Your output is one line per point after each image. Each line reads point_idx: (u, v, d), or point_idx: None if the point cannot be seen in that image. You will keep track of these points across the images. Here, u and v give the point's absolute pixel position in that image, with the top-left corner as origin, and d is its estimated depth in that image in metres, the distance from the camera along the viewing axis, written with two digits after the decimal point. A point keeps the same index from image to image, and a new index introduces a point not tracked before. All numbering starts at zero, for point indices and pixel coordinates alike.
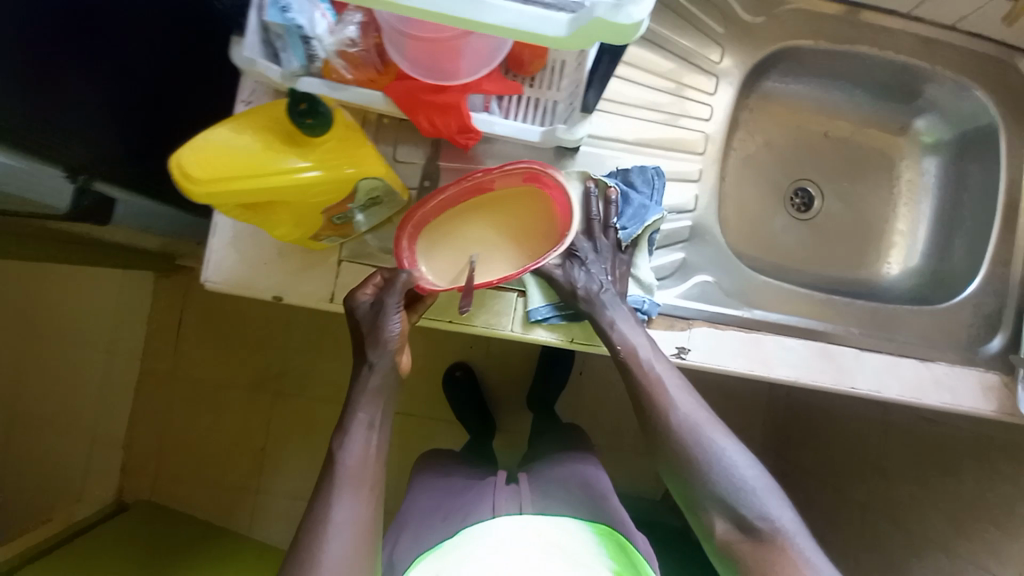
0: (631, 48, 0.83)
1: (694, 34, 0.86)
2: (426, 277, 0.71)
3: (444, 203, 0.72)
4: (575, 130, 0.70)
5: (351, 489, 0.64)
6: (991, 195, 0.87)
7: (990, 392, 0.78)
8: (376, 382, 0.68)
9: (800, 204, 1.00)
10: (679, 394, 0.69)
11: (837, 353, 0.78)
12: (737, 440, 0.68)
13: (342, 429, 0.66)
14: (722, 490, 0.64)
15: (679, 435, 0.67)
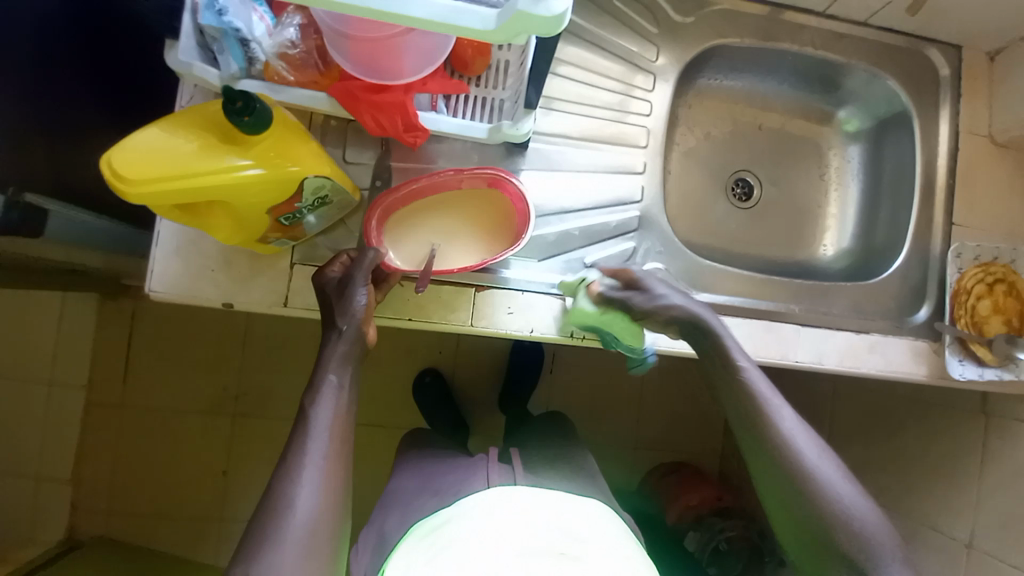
0: (571, 49, 0.86)
1: (630, 34, 0.90)
2: (392, 259, 0.72)
3: (417, 191, 0.74)
4: (520, 126, 0.71)
5: (324, 440, 0.60)
6: (909, 176, 0.94)
7: (918, 356, 0.87)
8: (347, 345, 0.66)
9: (742, 193, 1.05)
10: (792, 422, 0.66)
11: (781, 329, 0.84)
12: (852, 478, 0.64)
13: (314, 386, 0.64)
14: (845, 535, 0.60)
15: (802, 468, 0.63)
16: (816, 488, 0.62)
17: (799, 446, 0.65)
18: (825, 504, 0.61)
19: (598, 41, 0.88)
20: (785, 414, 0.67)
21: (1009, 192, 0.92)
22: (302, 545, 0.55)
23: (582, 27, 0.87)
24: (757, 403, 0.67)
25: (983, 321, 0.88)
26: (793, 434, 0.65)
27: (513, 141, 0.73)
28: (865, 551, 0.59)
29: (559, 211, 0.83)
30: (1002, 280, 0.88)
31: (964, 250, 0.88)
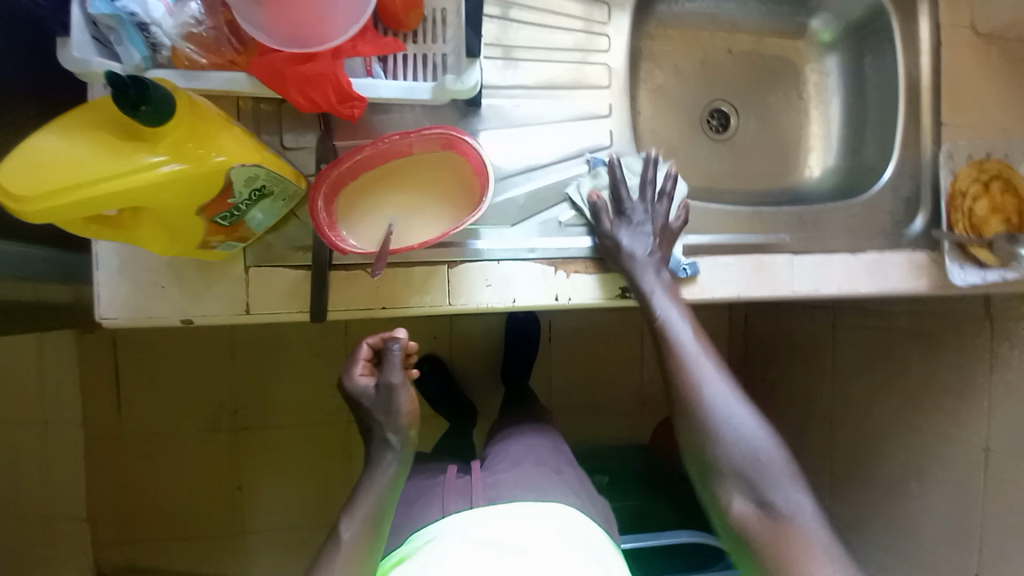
0: None
1: None
2: (351, 241, 0.67)
3: (364, 162, 0.67)
4: (466, 78, 0.64)
5: (360, 522, 0.68)
6: (891, 81, 0.89)
7: (917, 269, 0.83)
8: (391, 453, 0.72)
9: (717, 125, 1.00)
10: (714, 379, 0.70)
11: (775, 261, 0.81)
12: (763, 421, 0.68)
13: (361, 484, 0.71)
14: (743, 464, 0.65)
15: (696, 377, 0.70)
16: (720, 432, 0.66)
17: (714, 398, 0.68)
18: (741, 455, 0.65)
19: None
20: (705, 367, 0.71)
21: (997, 83, 0.86)
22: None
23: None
24: (680, 353, 0.72)
25: (983, 222, 0.84)
26: (709, 385, 0.69)
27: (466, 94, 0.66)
28: (760, 489, 0.63)
29: (524, 169, 0.78)
30: (997, 176, 0.85)
31: (957, 152, 0.84)
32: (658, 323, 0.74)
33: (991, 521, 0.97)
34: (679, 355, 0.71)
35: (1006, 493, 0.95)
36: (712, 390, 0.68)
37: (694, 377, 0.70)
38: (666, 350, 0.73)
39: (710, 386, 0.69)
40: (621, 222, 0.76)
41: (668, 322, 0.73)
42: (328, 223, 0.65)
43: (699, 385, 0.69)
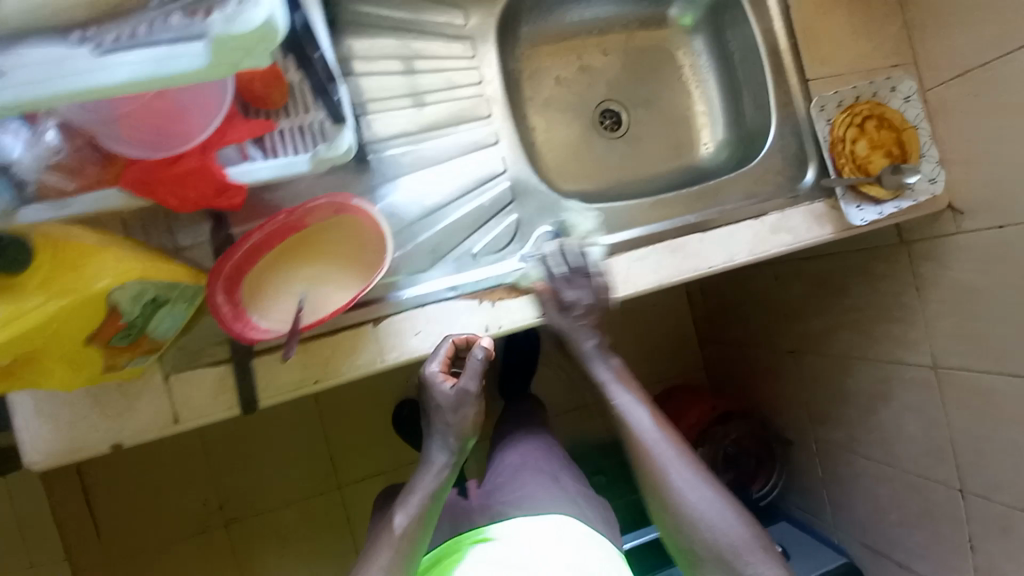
0: (375, 44, 0.81)
1: (429, 6, 0.84)
2: (260, 326, 0.66)
3: (259, 244, 0.68)
4: (338, 142, 0.64)
5: (416, 510, 0.72)
6: (754, 50, 0.94)
7: (820, 217, 0.88)
8: (447, 457, 0.77)
9: (610, 124, 1.04)
10: (675, 465, 0.75)
11: (687, 242, 0.84)
12: (725, 500, 0.73)
13: (415, 481, 0.75)
14: (714, 547, 0.70)
15: (655, 462, 0.76)
16: (693, 520, 0.71)
17: (678, 482, 0.74)
18: (711, 536, 0.70)
19: (402, 27, 0.83)
20: (670, 454, 0.76)
21: (849, 30, 0.92)
22: None
23: (378, 19, 0.81)
24: (647, 446, 0.77)
25: (867, 161, 0.89)
26: (675, 471, 0.74)
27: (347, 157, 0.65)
28: (736, 566, 0.68)
29: (425, 211, 0.79)
30: (870, 115, 0.90)
31: (827, 102, 0.89)
32: (621, 418, 0.80)
33: (960, 429, 1.01)
34: (642, 443, 0.77)
35: (964, 401, 0.99)
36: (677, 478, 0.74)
37: (658, 466, 0.75)
38: (630, 442, 0.78)
39: (675, 474, 0.74)
40: (566, 310, 0.79)
41: (627, 414, 0.80)
42: (232, 314, 0.65)
43: (665, 476, 0.74)
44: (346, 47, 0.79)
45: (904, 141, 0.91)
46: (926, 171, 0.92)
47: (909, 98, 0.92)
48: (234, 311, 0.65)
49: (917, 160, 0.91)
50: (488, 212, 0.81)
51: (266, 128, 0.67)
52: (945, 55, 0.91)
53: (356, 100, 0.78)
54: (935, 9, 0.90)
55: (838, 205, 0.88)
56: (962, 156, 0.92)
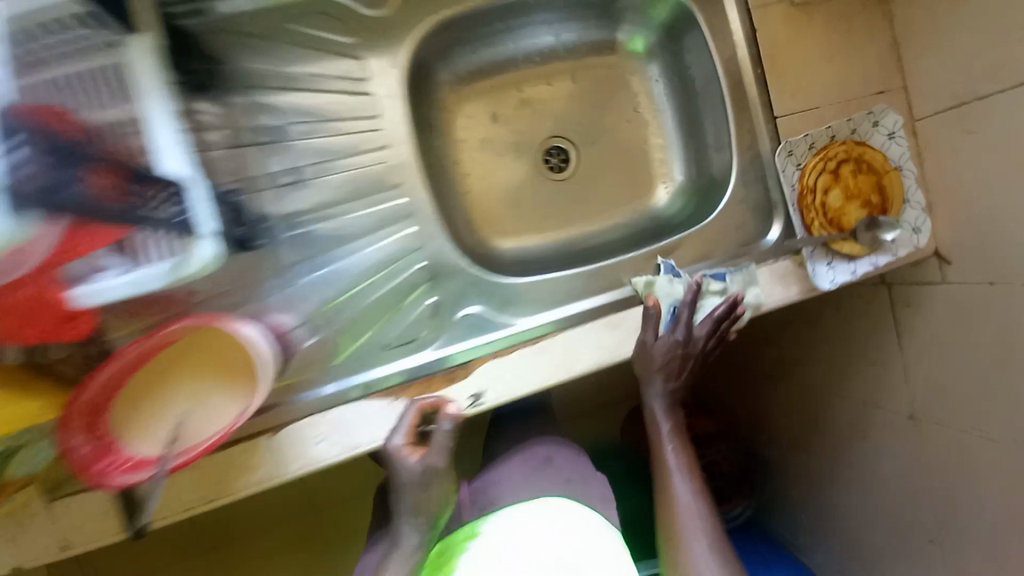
0: (261, 111, 0.72)
1: (321, 58, 0.73)
2: (131, 457, 0.61)
3: (125, 368, 0.62)
4: (191, 260, 0.57)
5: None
6: (714, 81, 0.81)
7: (784, 279, 0.78)
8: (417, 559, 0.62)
9: (556, 164, 0.92)
10: (694, 527, 0.70)
11: (630, 316, 0.74)
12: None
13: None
14: None
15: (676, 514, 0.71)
16: None
17: (693, 546, 0.69)
18: None
19: (294, 86, 0.73)
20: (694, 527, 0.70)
21: (824, 56, 0.80)
22: None
23: (264, 79, 0.71)
24: (676, 514, 0.71)
25: (839, 214, 0.78)
26: (695, 552, 0.68)
27: (210, 275, 0.59)
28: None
29: (327, 299, 0.73)
30: (845, 158, 0.78)
31: (795, 146, 0.77)
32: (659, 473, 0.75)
33: (927, 487, 0.94)
34: (674, 506, 0.72)
35: (943, 460, 0.91)
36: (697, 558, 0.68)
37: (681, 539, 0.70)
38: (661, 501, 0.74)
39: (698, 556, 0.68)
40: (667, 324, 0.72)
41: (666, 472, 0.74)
42: (92, 458, 0.59)
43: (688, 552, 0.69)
44: (223, 117, 0.70)
45: (885, 187, 0.79)
46: (910, 220, 0.80)
47: (893, 135, 0.79)
48: (95, 452, 0.59)
49: (899, 208, 0.79)
50: (399, 297, 0.75)
51: (119, 233, 0.54)
52: (935, 84, 0.79)
53: (239, 178, 0.70)
54: (925, 31, 0.78)
55: (803, 264, 0.78)
56: (951, 198, 0.81)
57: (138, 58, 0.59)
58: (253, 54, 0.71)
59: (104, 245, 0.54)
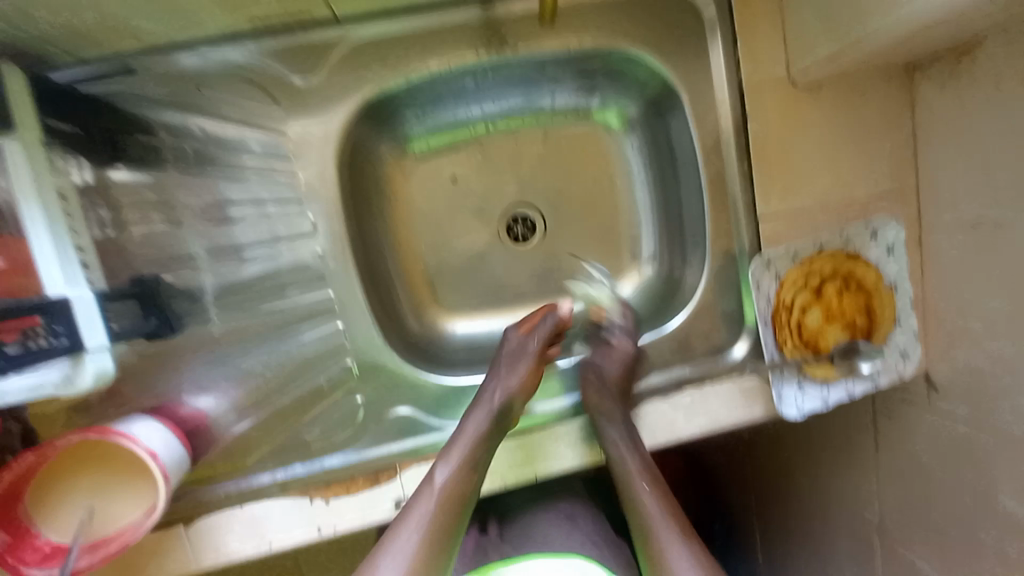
0: (178, 187, 0.65)
1: (242, 131, 0.64)
2: (46, 545, 0.60)
3: (41, 458, 0.60)
4: (80, 378, 0.53)
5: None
6: (694, 166, 0.72)
7: (744, 400, 0.71)
8: (450, 496, 0.61)
9: (520, 232, 0.82)
10: (669, 538, 0.61)
11: (570, 429, 0.70)
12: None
13: (379, 556, 0.58)
14: None
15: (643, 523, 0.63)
16: None
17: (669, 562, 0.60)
18: None
19: (209, 164, 0.65)
20: (678, 555, 0.60)
21: (826, 149, 0.68)
22: None
23: (180, 155, 0.64)
24: (647, 526, 0.63)
25: (817, 335, 0.70)
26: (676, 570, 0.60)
27: (104, 382, 0.57)
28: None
29: (255, 387, 0.70)
30: (830, 276, 0.70)
31: (774, 258, 0.69)
32: (638, 500, 0.65)
33: None
34: (654, 530, 0.62)
35: None
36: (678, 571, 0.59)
37: (660, 560, 0.61)
38: (637, 524, 0.65)
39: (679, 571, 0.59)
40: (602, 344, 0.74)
41: (653, 497, 0.64)
42: (9, 546, 0.58)
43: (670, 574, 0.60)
44: (136, 194, 0.63)
45: (874, 307, 0.71)
46: (898, 343, 0.71)
47: (891, 251, 0.70)
48: (13, 539, 0.59)
49: (887, 330, 0.71)
50: (325, 388, 0.71)
51: None
52: (956, 193, 0.65)
53: (160, 261, 0.64)
54: (954, 129, 0.64)
55: (769, 385, 0.71)
56: (958, 327, 0.68)
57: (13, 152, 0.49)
58: (162, 127, 0.63)
59: None
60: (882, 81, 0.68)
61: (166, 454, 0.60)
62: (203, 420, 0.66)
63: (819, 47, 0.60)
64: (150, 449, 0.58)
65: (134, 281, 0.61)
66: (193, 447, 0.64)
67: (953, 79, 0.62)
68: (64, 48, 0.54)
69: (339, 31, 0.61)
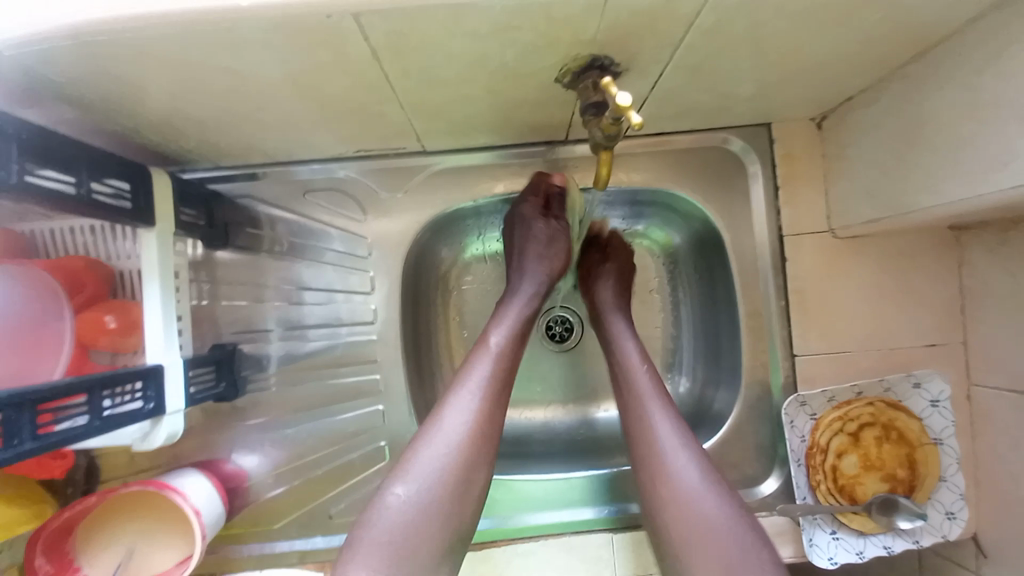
0: (265, 270, 0.75)
1: (324, 230, 0.74)
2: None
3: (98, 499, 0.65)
4: (151, 436, 0.60)
5: (432, 478, 0.52)
6: (731, 298, 0.76)
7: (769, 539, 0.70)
8: (505, 358, 0.59)
9: (558, 332, 0.86)
10: (656, 404, 0.61)
11: (586, 540, 0.71)
12: (689, 442, 0.58)
13: (448, 404, 0.56)
14: (673, 510, 0.54)
15: (625, 381, 0.64)
16: (663, 474, 0.56)
17: (656, 421, 0.59)
18: (675, 507, 0.54)
19: (298, 253, 0.75)
20: (664, 425, 0.59)
21: (866, 295, 0.70)
22: (387, 547, 0.48)
23: (275, 244, 0.74)
24: (630, 382, 0.63)
25: (854, 482, 0.69)
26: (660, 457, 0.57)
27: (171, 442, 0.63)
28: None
29: (294, 456, 0.75)
30: (870, 423, 0.69)
31: (809, 398, 0.69)
32: (629, 397, 0.63)
33: None
34: (637, 412, 0.61)
35: None
36: (689, 493, 0.54)
37: (641, 436, 0.59)
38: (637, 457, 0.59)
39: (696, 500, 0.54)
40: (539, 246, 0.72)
41: (641, 400, 0.61)
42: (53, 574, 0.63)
43: (677, 498, 0.54)
44: (234, 271, 0.73)
45: (917, 461, 0.68)
46: (943, 502, 0.68)
47: (937, 404, 0.68)
48: (57, 568, 0.63)
49: (931, 486, 0.68)
50: (356, 465, 0.74)
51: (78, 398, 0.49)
52: (1005, 357, 0.64)
53: (240, 330, 0.74)
54: (1000, 294, 0.64)
55: (800, 527, 0.69)
56: (1009, 495, 0.64)
57: (148, 244, 0.59)
58: (266, 220, 0.73)
59: (67, 411, 0.48)
60: (927, 239, 0.69)
61: (207, 512, 0.65)
62: (243, 480, 0.72)
63: (860, 211, 0.64)
64: (196, 505, 0.64)
65: (216, 347, 0.69)
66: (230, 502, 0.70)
67: (998, 246, 0.63)
68: (206, 158, 0.66)
69: (428, 159, 0.71)
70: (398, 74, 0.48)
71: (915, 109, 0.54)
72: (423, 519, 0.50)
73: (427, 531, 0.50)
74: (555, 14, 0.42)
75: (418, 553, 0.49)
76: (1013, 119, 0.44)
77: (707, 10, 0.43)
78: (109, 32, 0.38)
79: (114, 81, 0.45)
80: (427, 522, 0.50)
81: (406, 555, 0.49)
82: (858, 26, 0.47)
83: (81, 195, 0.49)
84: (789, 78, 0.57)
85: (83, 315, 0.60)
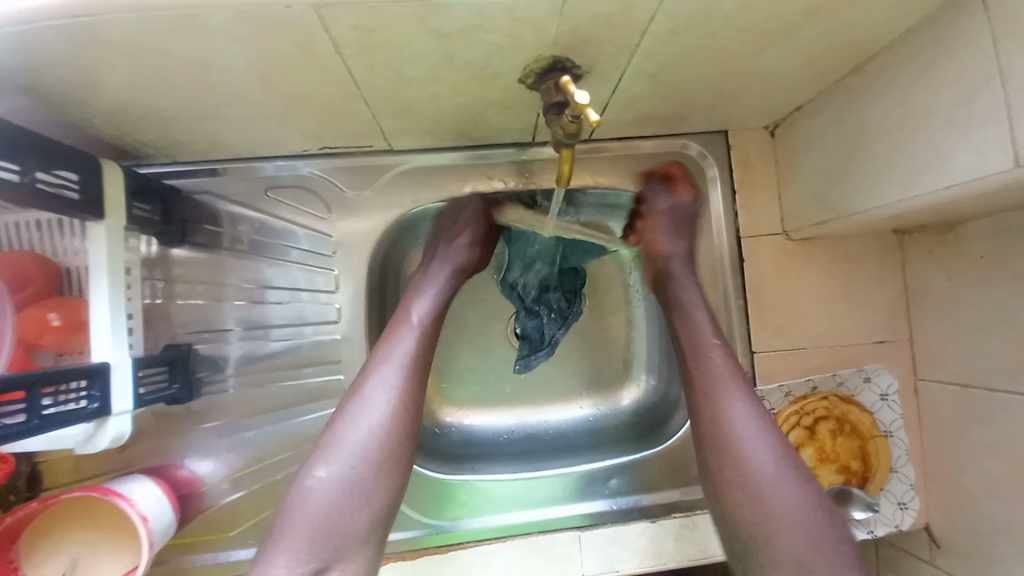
0: (226, 270, 0.73)
1: (287, 229, 0.73)
2: None
3: (35, 509, 0.61)
4: (97, 438, 0.57)
5: (354, 457, 0.52)
6: None
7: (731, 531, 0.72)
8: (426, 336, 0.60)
9: None
10: (736, 390, 0.59)
11: (551, 539, 0.71)
12: (769, 428, 0.57)
13: (370, 381, 0.56)
14: (760, 498, 0.53)
15: (694, 359, 0.62)
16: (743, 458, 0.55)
17: (735, 407, 0.58)
18: (763, 494, 0.53)
19: (260, 251, 0.73)
20: (742, 410, 0.57)
21: (819, 295, 0.73)
22: (313, 524, 0.49)
23: (236, 242, 0.72)
24: (701, 357, 0.62)
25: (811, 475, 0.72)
26: (744, 442, 0.56)
27: (118, 445, 0.60)
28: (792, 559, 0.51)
29: (254, 461, 0.72)
30: (824, 417, 0.72)
31: (768, 394, 0.73)
32: (701, 377, 0.61)
33: None
34: (710, 391, 0.59)
35: None
36: (764, 480, 0.54)
37: (719, 419, 0.58)
38: (706, 434, 0.58)
39: (774, 486, 0.54)
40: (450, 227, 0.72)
41: (716, 383, 0.59)
42: None
43: (754, 483, 0.54)
44: (191, 269, 0.71)
45: (869, 454, 0.72)
46: (895, 493, 0.71)
47: (886, 397, 0.72)
48: None
49: (883, 478, 0.71)
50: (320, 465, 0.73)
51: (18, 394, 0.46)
52: (946, 352, 0.68)
53: (197, 330, 0.71)
54: (940, 293, 0.68)
55: None
56: (955, 485, 0.67)
57: (99, 240, 0.57)
58: (226, 217, 0.72)
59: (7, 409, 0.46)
60: (874, 242, 0.73)
61: (156, 517, 0.62)
62: (197, 485, 0.69)
63: (811, 214, 0.67)
64: (143, 512, 0.60)
65: (169, 347, 0.67)
66: (182, 509, 0.67)
67: (938, 249, 0.67)
68: (163, 152, 0.65)
69: (397, 157, 0.71)
70: (359, 68, 0.48)
71: (855, 117, 0.58)
72: (346, 493, 0.51)
73: (352, 509, 0.51)
74: (515, 15, 0.43)
75: (345, 526, 0.50)
76: (941, 126, 0.48)
77: (661, 18, 0.45)
78: (57, 18, 0.37)
79: (62, 70, 0.44)
80: (352, 498, 0.51)
81: (333, 525, 0.50)
82: (801, 39, 0.50)
83: (24, 184, 0.47)
84: (742, 88, 0.60)
85: (25, 311, 0.57)
